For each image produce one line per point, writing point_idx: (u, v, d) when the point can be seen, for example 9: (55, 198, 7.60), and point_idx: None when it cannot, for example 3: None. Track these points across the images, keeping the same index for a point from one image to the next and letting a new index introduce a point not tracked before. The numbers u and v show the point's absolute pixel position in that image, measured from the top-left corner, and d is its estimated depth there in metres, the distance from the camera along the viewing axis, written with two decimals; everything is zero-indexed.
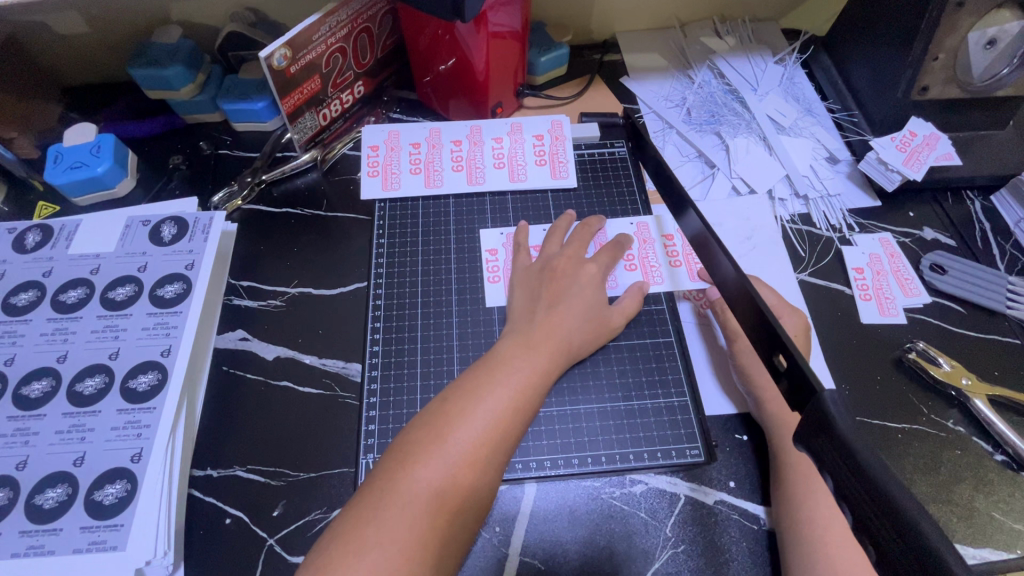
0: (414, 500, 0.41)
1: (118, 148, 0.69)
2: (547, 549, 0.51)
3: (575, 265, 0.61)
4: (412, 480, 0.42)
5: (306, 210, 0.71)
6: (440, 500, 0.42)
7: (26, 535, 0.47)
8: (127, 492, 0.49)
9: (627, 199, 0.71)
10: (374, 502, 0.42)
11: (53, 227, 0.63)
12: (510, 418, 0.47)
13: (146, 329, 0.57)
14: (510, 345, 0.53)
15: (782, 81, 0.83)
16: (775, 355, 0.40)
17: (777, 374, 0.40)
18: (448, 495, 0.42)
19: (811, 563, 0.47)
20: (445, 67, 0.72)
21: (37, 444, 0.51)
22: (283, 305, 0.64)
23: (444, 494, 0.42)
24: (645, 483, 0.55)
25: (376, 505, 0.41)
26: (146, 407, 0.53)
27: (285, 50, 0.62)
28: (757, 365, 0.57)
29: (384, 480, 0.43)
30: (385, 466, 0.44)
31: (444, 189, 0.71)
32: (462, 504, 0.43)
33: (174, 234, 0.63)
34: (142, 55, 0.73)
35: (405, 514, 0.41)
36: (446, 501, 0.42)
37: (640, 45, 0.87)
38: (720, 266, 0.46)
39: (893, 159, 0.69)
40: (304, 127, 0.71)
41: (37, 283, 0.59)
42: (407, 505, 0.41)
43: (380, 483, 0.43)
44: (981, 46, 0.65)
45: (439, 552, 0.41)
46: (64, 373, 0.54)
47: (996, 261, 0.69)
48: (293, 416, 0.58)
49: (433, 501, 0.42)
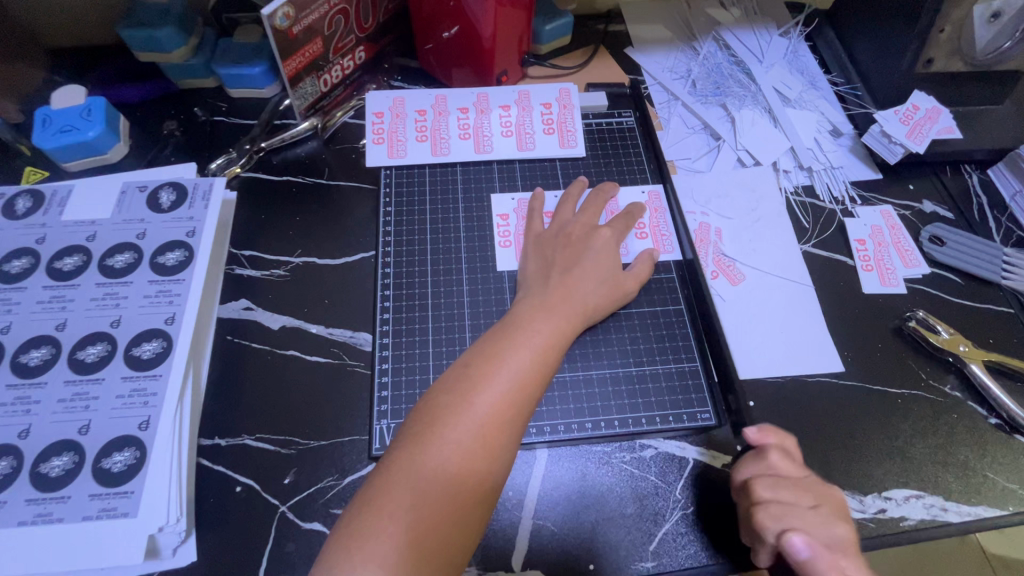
0: (445, 460, 0.42)
1: (110, 112, 0.67)
2: (560, 513, 0.52)
3: (588, 231, 0.60)
4: (441, 442, 0.43)
5: (308, 178, 0.70)
6: (470, 460, 0.43)
7: (32, 504, 0.46)
8: (136, 460, 0.48)
9: (636, 169, 0.71)
10: (403, 465, 0.42)
11: (44, 193, 0.61)
12: (534, 376, 0.47)
13: (148, 297, 0.56)
14: (530, 308, 0.53)
15: (787, 54, 0.83)
16: None
17: None
18: (477, 455, 0.43)
19: None
20: (450, 34, 0.71)
21: (40, 412, 0.49)
22: (288, 274, 0.63)
23: (472, 455, 0.43)
24: (655, 448, 0.55)
25: (404, 468, 0.42)
26: (151, 374, 0.52)
27: (288, 10, 0.60)
28: None
29: (412, 444, 0.43)
30: (411, 430, 0.44)
31: (451, 157, 0.70)
32: (490, 464, 0.43)
33: (173, 200, 0.61)
34: (132, 16, 0.70)
35: (434, 476, 0.42)
36: (475, 462, 0.43)
37: (645, 16, 0.86)
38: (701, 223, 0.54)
39: (896, 132, 0.70)
40: (305, 93, 0.69)
41: (31, 250, 0.57)
42: (437, 467, 0.42)
43: (407, 447, 0.43)
44: (985, 19, 0.65)
45: (467, 510, 0.42)
46: (64, 342, 0.53)
47: (992, 233, 0.70)
48: (301, 386, 0.57)
49: (461, 463, 0.42)
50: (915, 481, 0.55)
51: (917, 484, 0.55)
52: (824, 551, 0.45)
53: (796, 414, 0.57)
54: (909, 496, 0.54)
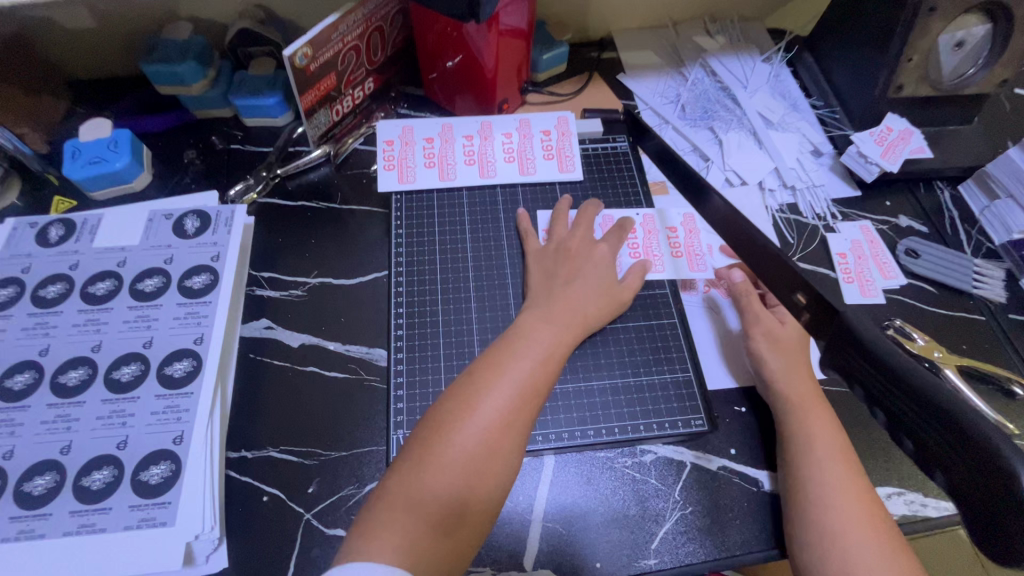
0: (453, 462, 0.46)
1: (134, 143, 0.71)
2: (567, 514, 0.56)
3: (586, 246, 0.65)
4: (449, 445, 0.47)
5: (321, 203, 0.74)
6: (476, 461, 0.47)
7: (76, 515, 0.49)
8: (172, 472, 0.51)
9: (630, 191, 0.75)
10: (414, 465, 0.46)
11: (75, 222, 0.64)
12: (535, 384, 0.52)
13: (178, 319, 0.59)
14: (531, 319, 0.57)
15: (770, 78, 0.88)
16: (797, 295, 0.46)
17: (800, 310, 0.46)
18: (483, 457, 0.47)
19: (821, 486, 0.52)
20: (453, 64, 0.75)
21: (80, 429, 0.53)
22: (305, 294, 0.67)
23: (478, 455, 0.47)
24: (655, 452, 0.59)
25: (415, 467, 0.46)
26: (183, 392, 0.55)
27: (306, 49, 0.64)
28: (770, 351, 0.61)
29: (420, 446, 0.47)
30: (421, 434, 0.49)
31: (457, 182, 0.74)
32: (493, 466, 0.47)
33: (197, 227, 0.65)
34: (155, 52, 0.74)
35: (444, 475, 0.46)
36: (481, 462, 0.47)
37: (635, 43, 0.91)
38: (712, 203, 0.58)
39: (872, 152, 0.75)
40: (319, 123, 0.74)
41: (65, 276, 0.61)
42: (444, 465, 0.46)
43: (417, 449, 0.48)
44: (950, 47, 0.72)
45: (474, 506, 0.46)
46: (100, 362, 0.56)
47: (963, 246, 0.75)
48: (321, 401, 0.61)
49: (467, 462, 0.47)
50: (895, 479, 0.59)
51: (898, 481, 0.59)
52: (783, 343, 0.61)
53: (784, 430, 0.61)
54: (890, 493, 0.58)
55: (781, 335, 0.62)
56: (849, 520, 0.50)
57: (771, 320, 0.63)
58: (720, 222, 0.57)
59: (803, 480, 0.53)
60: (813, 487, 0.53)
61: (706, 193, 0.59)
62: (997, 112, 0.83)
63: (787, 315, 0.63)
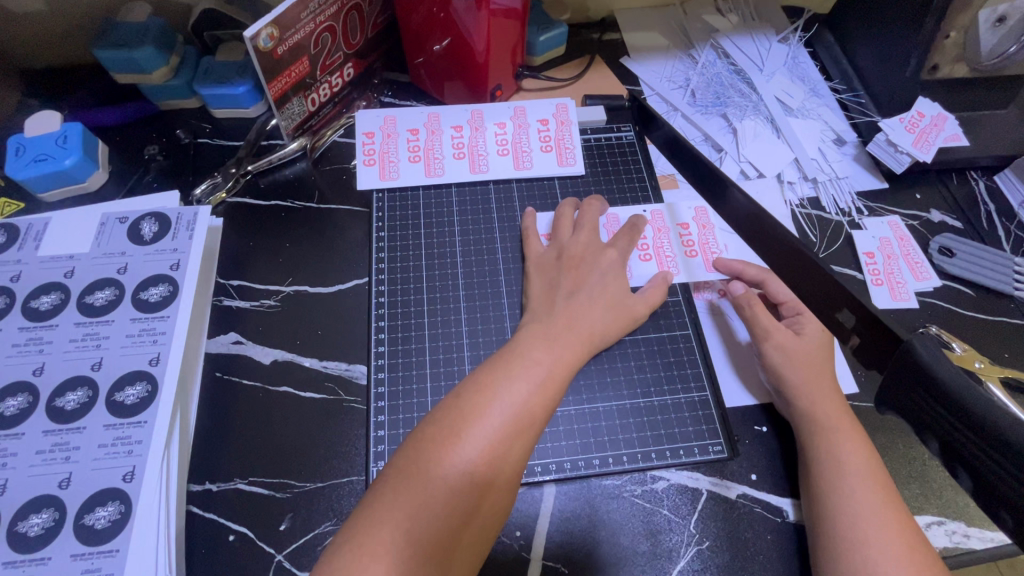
0: (432, 499, 0.40)
1: (87, 138, 0.64)
2: (571, 551, 0.50)
3: (594, 252, 0.59)
4: (428, 478, 0.40)
5: (297, 202, 0.67)
6: (459, 498, 0.40)
7: (10, 566, 0.43)
8: (121, 515, 0.45)
9: (637, 186, 0.69)
10: (391, 503, 0.39)
11: (19, 227, 0.58)
12: (531, 411, 0.45)
13: (131, 337, 0.53)
14: (530, 335, 0.51)
15: (787, 60, 0.81)
16: (838, 312, 0.39)
17: (845, 331, 0.39)
18: (467, 493, 0.41)
19: (851, 515, 0.46)
20: (441, 47, 0.68)
21: (16, 466, 0.46)
22: (278, 305, 0.60)
23: (465, 493, 0.41)
24: (667, 479, 0.53)
25: (391, 505, 0.39)
26: (135, 421, 0.49)
27: (271, 30, 0.57)
28: (792, 364, 0.54)
29: (399, 479, 0.41)
30: (399, 464, 0.42)
31: (446, 178, 0.67)
32: (478, 504, 0.41)
33: (155, 232, 0.58)
34: (108, 36, 0.67)
35: (420, 514, 0.39)
36: (467, 500, 0.41)
37: (641, 24, 0.84)
38: (729, 195, 0.49)
39: (902, 140, 0.68)
40: (292, 113, 0.67)
41: (6, 289, 0.54)
42: (421, 502, 0.39)
43: (394, 483, 0.41)
44: (991, 23, 0.63)
45: (457, 552, 0.39)
46: (42, 388, 0.50)
47: (1002, 242, 0.69)
48: (295, 425, 0.54)
49: (452, 501, 0.40)
50: (935, 507, 0.53)
51: (938, 509, 0.53)
52: (801, 357, 0.54)
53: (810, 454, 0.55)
54: (930, 523, 0.52)
55: (796, 348, 0.55)
56: (889, 555, 0.43)
57: (784, 331, 0.56)
58: (740, 221, 0.48)
59: (833, 507, 0.47)
60: (843, 517, 0.46)
61: (725, 188, 0.49)
62: None
63: (804, 326, 0.57)
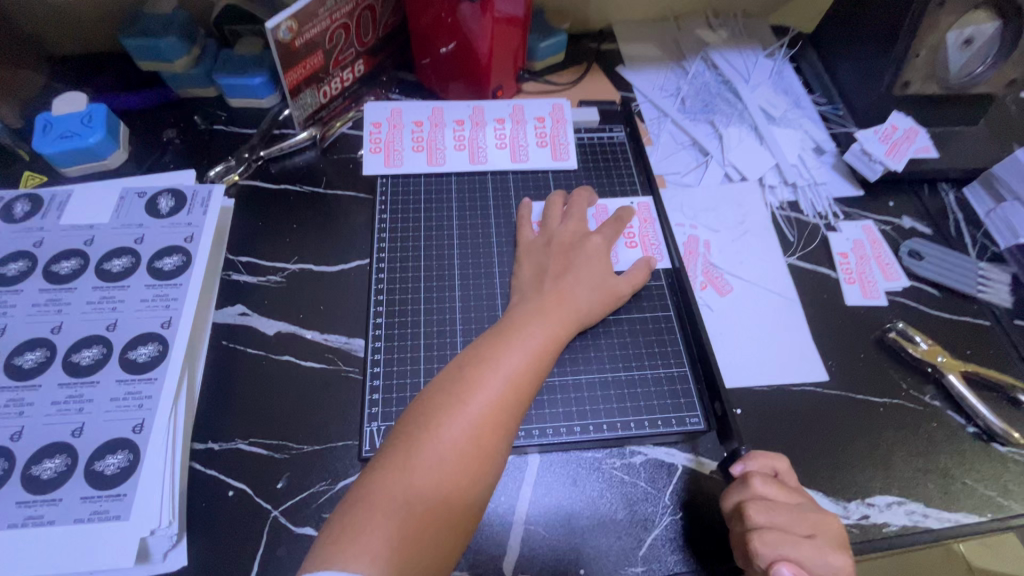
0: (440, 458, 0.43)
1: (110, 119, 0.68)
2: (551, 519, 0.53)
3: (580, 238, 0.62)
4: (435, 439, 0.44)
5: (306, 187, 0.71)
6: (464, 458, 0.43)
7: (24, 506, 0.46)
8: (129, 463, 0.48)
9: (627, 181, 0.73)
10: (400, 462, 0.43)
11: (44, 198, 0.61)
12: (526, 380, 0.49)
13: (145, 301, 0.56)
14: (523, 313, 0.54)
15: (772, 74, 0.86)
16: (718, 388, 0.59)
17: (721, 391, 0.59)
18: (471, 453, 0.44)
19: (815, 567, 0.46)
20: (447, 50, 0.73)
21: (33, 414, 0.49)
22: (284, 280, 0.64)
23: (469, 453, 0.44)
24: (645, 454, 0.57)
25: (402, 463, 0.43)
26: (146, 378, 0.52)
27: (291, 24, 0.61)
28: None
29: (407, 441, 0.44)
30: (407, 427, 0.45)
31: (447, 168, 0.71)
32: (482, 463, 0.44)
33: (171, 207, 0.62)
34: (135, 25, 0.71)
35: (431, 471, 0.42)
36: (471, 459, 0.44)
37: (637, 36, 0.89)
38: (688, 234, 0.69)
39: (876, 151, 0.73)
40: (304, 104, 0.71)
41: (29, 253, 0.58)
42: (431, 462, 0.43)
43: (403, 444, 0.44)
44: (959, 44, 0.71)
45: (459, 507, 0.43)
46: (60, 344, 0.53)
47: (968, 249, 0.73)
48: (294, 390, 0.58)
49: (457, 459, 0.43)
50: (896, 487, 0.56)
51: (899, 490, 0.56)
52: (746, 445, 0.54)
53: (778, 434, 0.58)
54: (891, 502, 0.56)
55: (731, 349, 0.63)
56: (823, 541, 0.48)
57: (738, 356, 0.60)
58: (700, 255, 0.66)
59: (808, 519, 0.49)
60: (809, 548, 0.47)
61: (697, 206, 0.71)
62: (1005, 117, 0.81)
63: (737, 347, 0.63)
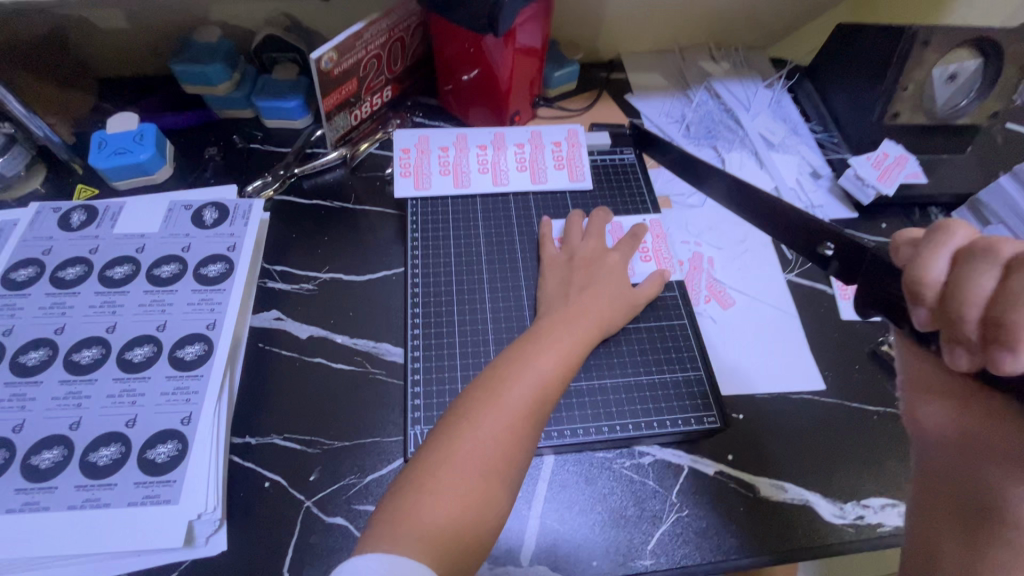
0: (479, 447, 0.47)
1: (159, 137, 0.73)
2: (564, 514, 0.57)
3: (599, 255, 0.67)
4: (476, 430, 0.47)
5: (336, 202, 0.76)
6: (501, 446, 0.47)
7: (82, 489, 0.50)
8: (178, 452, 0.52)
9: (637, 200, 0.78)
10: (440, 453, 0.47)
11: (98, 209, 0.67)
12: (555, 379, 0.53)
13: (192, 304, 0.61)
14: (551, 320, 0.59)
15: (771, 103, 0.91)
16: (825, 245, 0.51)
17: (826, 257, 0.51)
18: (507, 443, 0.48)
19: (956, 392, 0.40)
20: (470, 77, 0.79)
21: (90, 406, 0.54)
22: (316, 289, 0.69)
23: (506, 442, 0.48)
24: (653, 455, 0.60)
25: (445, 451, 0.47)
26: (193, 374, 0.56)
27: (332, 54, 0.67)
28: None
29: (449, 432, 0.48)
30: (448, 420, 0.49)
31: (471, 189, 0.77)
32: (517, 452, 0.48)
33: (215, 218, 0.67)
34: (184, 52, 0.78)
35: (471, 458, 0.46)
36: (507, 447, 0.48)
37: (644, 67, 0.96)
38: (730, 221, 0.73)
39: (868, 176, 0.78)
40: (338, 126, 0.77)
41: (85, 259, 0.63)
42: (472, 450, 0.47)
43: (445, 434, 0.48)
44: (943, 79, 0.77)
45: (497, 492, 0.46)
46: (114, 343, 0.58)
47: None
48: (326, 390, 0.62)
49: (495, 448, 0.47)
50: (890, 491, 0.60)
51: (892, 493, 0.60)
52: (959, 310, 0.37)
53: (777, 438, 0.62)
54: (884, 504, 0.59)
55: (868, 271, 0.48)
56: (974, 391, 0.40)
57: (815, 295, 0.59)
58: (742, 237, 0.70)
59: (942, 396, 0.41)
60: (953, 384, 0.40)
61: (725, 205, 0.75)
62: (989, 146, 0.87)
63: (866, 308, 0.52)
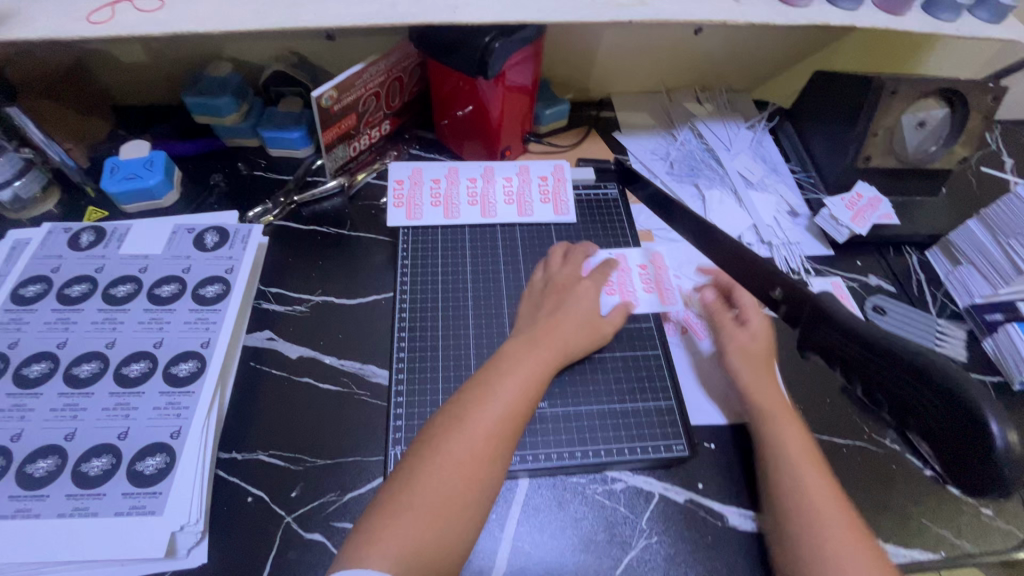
0: (443, 469, 0.49)
1: (168, 163, 0.78)
2: (536, 537, 0.58)
3: (572, 282, 0.70)
4: (439, 454, 0.50)
5: (331, 229, 0.80)
6: (465, 468, 0.50)
7: (72, 498, 0.52)
8: (166, 465, 0.55)
9: (619, 233, 0.82)
10: (407, 477, 0.49)
11: (106, 230, 0.71)
12: (519, 404, 0.55)
13: (188, 323, 0.64)
14: (516, 345, 0.62)
15: (751, 144, 0.96)
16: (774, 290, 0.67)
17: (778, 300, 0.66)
18: (471, 465, 0.50)
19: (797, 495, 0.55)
20: (464, 113, 0.83)
21: (85, 418, 0.57)
22: (307, 311, 0.72)
23: (470, 464, 0.50)
24: (624, 481, 0.62)
25: (411, 474, 0.49)
26: (185, 390, 0.59)
27: (332, 92, 0.72)
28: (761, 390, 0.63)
29: (415, 457, 0.51)
30: (416, 446, 0.52)
31: (461, 220, 0.80)
32: (483, 473, 0.50)
33: (216, 242, 0.71)
34: (195, 85, 0.83)
35: (436, 480, 0.49)
36: (472, 468, 0.50)
37: (632, 106, 1.00)
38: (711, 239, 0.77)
39: (842, 216, 0.81)
40: (337, 156, 0.81)
41: (91, 277, 0.66)
42: (436, 472, 0.49)
43: (413, 460, 0.51)
44: (913, 125, 0.81)
45: (464, 511, 0.48)
46: (112, 358, 0.61)
47: (929, 306, 0.80)
48: (311, 409, 0.64)
49: (459, 469, 0.49)
50: None
51: None
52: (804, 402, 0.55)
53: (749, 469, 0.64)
54: None
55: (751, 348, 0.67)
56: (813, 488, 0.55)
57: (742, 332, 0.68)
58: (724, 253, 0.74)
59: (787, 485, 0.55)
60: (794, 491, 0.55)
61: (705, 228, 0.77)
62: (962, 189, 0.90)
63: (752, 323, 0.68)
